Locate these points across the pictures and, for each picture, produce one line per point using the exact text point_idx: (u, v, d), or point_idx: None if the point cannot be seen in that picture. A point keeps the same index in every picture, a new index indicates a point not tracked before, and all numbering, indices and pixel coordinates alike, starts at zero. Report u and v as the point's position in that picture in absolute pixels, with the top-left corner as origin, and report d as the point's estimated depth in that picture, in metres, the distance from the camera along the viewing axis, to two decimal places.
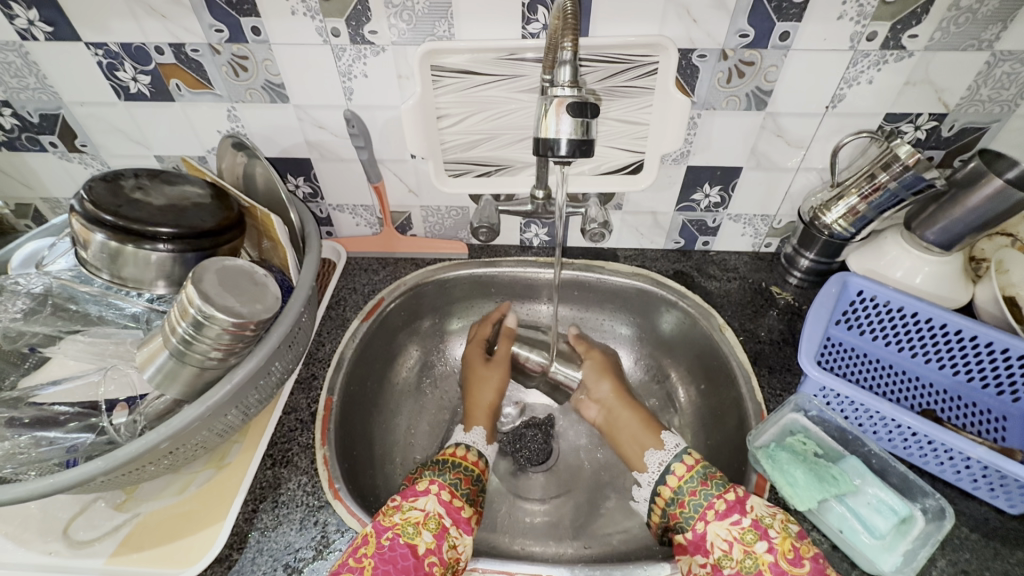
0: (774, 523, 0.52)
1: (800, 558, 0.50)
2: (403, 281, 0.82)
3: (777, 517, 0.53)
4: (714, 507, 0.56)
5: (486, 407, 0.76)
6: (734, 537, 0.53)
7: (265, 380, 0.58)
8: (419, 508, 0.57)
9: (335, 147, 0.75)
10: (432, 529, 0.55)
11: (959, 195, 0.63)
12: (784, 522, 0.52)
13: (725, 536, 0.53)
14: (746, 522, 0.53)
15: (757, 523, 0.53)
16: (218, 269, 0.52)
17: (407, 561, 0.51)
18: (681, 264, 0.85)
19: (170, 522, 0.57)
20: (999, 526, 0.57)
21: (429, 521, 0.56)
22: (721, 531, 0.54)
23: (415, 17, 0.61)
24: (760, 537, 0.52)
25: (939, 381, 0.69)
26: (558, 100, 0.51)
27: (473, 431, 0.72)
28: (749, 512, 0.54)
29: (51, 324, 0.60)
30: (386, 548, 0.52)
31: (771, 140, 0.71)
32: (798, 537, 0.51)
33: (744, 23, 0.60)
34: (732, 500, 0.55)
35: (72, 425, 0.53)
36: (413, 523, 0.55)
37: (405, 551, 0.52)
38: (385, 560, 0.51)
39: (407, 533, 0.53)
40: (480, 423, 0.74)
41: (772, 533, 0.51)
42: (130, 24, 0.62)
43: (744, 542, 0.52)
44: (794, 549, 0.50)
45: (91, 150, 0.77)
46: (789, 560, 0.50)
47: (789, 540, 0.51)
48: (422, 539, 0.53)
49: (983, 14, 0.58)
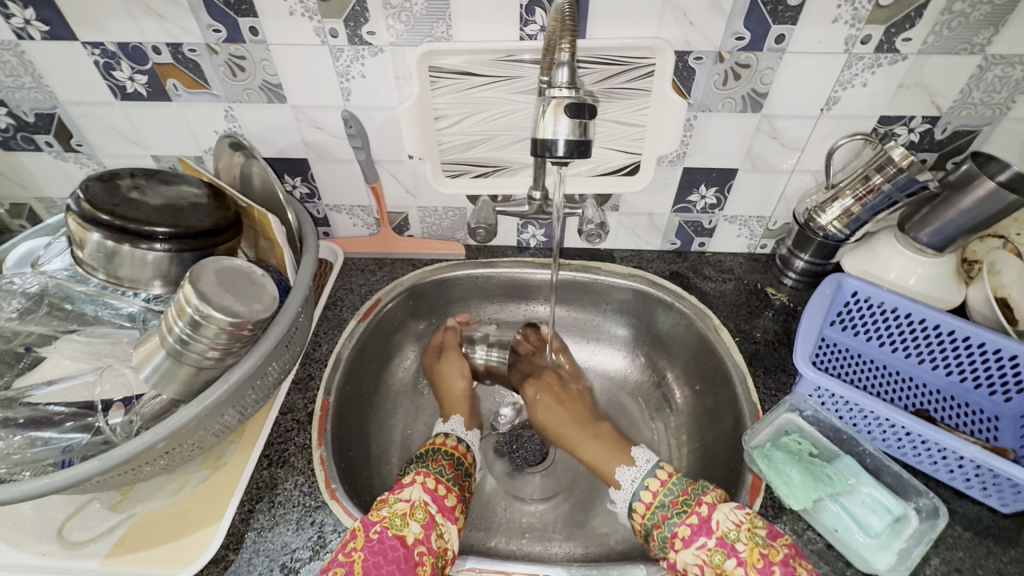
0: (739, 535, 0.52)
1: (769, 565, 0.50)
2: (400, 281, 0.82)
3: (742, 526, 0.53)
4: (680, 536, 0.56)
5: (462, 395, 0.78)
6: (703, 560, 0.53)
7: (262, 381, 0.58)
8: (405, 500, 0.57)
9: (332, 148, 0.75)
10: (420, 519, 0.55)
11: (951, 197, 0.64)
12: (750, 531, 0.52)
13: (694, 561, 0.54)
14: (711, 542, 0.53)
15: (723, 540, 0.53)
16: (216, 269, 0.51)
17: (396, 552, 0.51)
18: (677, 265, 0.85)
19: (166, 521, 0.56)
20: (992, 524, 0.57)
21: (416, 510, 0.56)
22: (689, 557, 0.54)
23: (413, 18, 0.61)
24: (728, 555, 0.52)
25: (933, 381, 0.69)
26: (555, 102, 0.51)
27: (452, 419, 0.73)
28: (715, 530, 0.54)
29: (46, 323, 0.60)
30: (375, 541, 0.52)
31: (766, 142, 0.71)
32: (764, 543, 0.51)
33: (740, 26, 0.60)
34: (694, 523, 0.56)
35: (68, 425, 0.52)
36: (400, 514, 0.55)
37: (394, 541, 0.52)
38: (374, 552, 0.51)
39: (395, 525, 0.54)
40: (459, 410, 0.75)
41: (739, 546, 0.52)
42: (127, 23, 0.62)
43: (713, 564, 0.52)
44: (761, 562, 0.50)
45: (87, 149, 0.77)
46: (759, 571, 0.50)
47: (756, 549, 0.51)
48: (410, 529, 0.54)
49: (975, 19, 0.59)
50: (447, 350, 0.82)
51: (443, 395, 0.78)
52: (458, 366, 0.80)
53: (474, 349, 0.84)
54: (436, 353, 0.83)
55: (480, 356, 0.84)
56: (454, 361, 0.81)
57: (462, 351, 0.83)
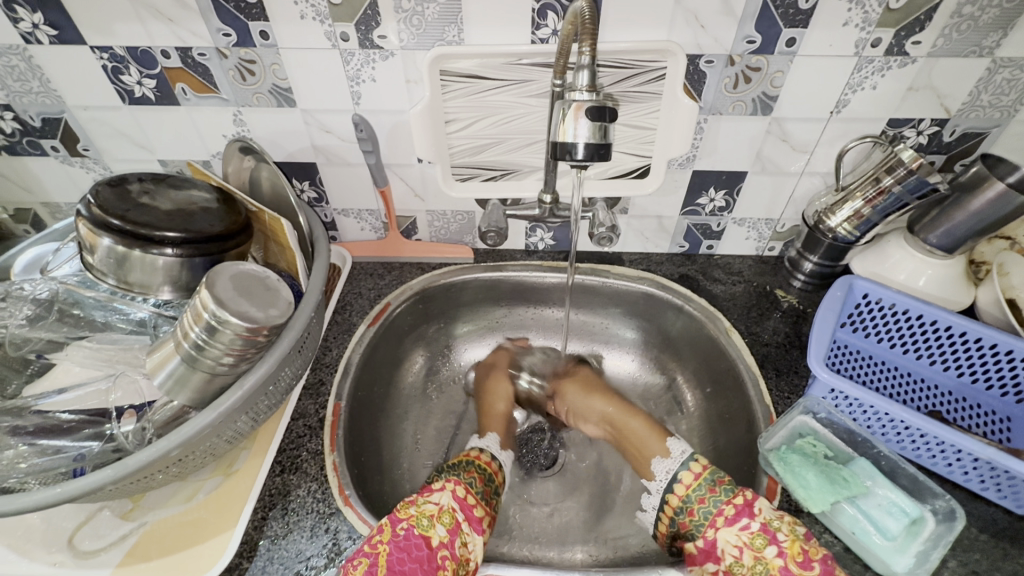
0: (781, 527, 0.52)
1: (810, 560, 0.49)
2: (409, 285, 0.81)
3: (784, 519, 0.53)
4: (723, 514, 0.55)
5: (502, 415, 0.76)
6: (744, 542, 0.53)
7: (275, 387, 0.57)
8: (433, 502, 0.56)
9: (342, 152, 0.75)
10: (446, 523, 0.54)
11: (962, 198, 0.64)
12: (791, 524, 0.52)
13: (735, 542, 0.53)
14: (755, 526, 0.53)
15: (766, 527, 0.52)
16: (232, 273, 0.51)
17: (420, 552, 0.51)
18: (686, 268, 0.85)
19: (178, 530, 0.56)
20: (1007, 526, 0.57)
21: (442, 515, 0.55)
22: (730, 537, 0.54)
23: (424, 22, 0.61)
24: (769, 542, 0.51)
25: (944, 383, 0.69)
26: (576, 104, 0.51)
27: (487, 436, 0.71)
28: (758, 515, 0.53)
29: (56, 330, 0.59)
30: (400, 538, 0.52)
31: (776, 144, 0.72)
32: (806, 540, 0.51)
33: (752, 29, 0.61)
34: (739, 504, 0.55)
35: (85, 432, 0.52)
36: (427, 515, 0.54)
37: (419, 541, 0.52)
38: (400, 548, 0.51)
39: (421, 525, 0.53)
40: (494, 429, 0.73)
41: (781, 536, 0.51)
42: (136, 27, 0.62)
43: (753, 547, 0.52)
44: (801, 554, 0.50)
45: (93, 154, 0.76)
46: (799, 564, 0.49)
47: (798, 543, 0.50)
48: (436, 532, 0.53)
49: (984, 22, 0.59)
50: (495, 370, 0.82)
51: (483, 411, 0.77)
52: (503, 387, 0.80)
53: (520, 374, 0.83)
54: (483, 374, 0.83)
55: (525, 382, 0.83)
56: (500, 382, 0.80)
57: (510, 372, 0.82)
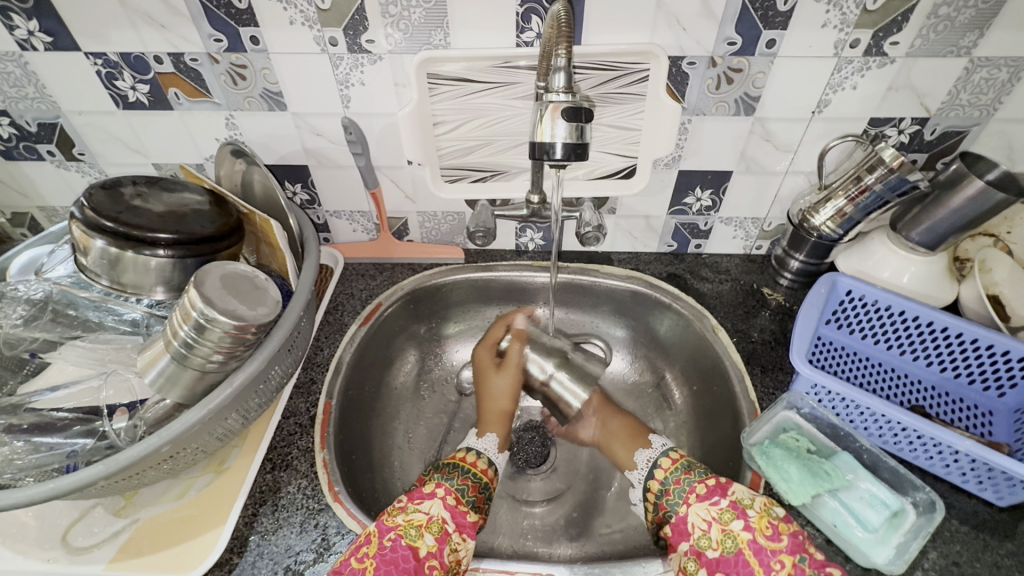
0: (752, 504, 0.54)
1: (777, 534, 0.51)
2: (400, 286, 0.83)
3: (757, 499, 0.55)
4: (696, 491, 0.58)
5: (502, 414, 0.75)
6: (713, 516, 0.55)
7: (265, 385, 0.58)
8: (423, 511, 0.57)
9: (332, 154, 0.76)
10: (434, 532, 0.55)
11: (942, 196, 0.65)
12: (764, 504, 0.54)
13: (704, 516, 0.55)
14: (725, 503, 0.55)
15: (735, 503, 0.55)
16: (221, 273, 0.52)
17: (407, 564, 0.51)
18: (674, 267, 0.86)
19: (169, 526, 0.57)
20: (988, 518, 0.58)
21: (432, 525, 0.55)
22: (701, 511, 0.56)
23: (411, 26, 0.63)
24: (738, 516, 0.54)
25: (927, 378, 0.70)
26: (553, 106, 0.52)
27: (486, 437, 0.70)
28: (729, 493, 0.56)
29: (51, 330, 0.60)
30: (387, 550, 0.52)
31: (760, 144, 0.73)
32: (776, 517, 0.53)
33: (731, 31, 0.62)
34: (711, 484, 0.58)
35: (75, 429, 0.53)
36: (415, 525, 0.55)
37: (406, 553, 0.52)
38: (386, 561, 0.51)
39: (409, 535, 0.54)
40: (494, 430, 0.72)
41: (750, 512, 0.54)
42: (129, 34, 0.63)
43: (721, 521, 0.54)
44: (769, 527, 0.52)
45: (89, 158, 0.78)
46: (767, 537, 0.51)
47: (766, 519, 0.53)
48: (424, 542, 0.54)
49: (960, 22, 0.60)
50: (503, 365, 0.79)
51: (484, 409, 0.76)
52: (503, 384, 0.77)
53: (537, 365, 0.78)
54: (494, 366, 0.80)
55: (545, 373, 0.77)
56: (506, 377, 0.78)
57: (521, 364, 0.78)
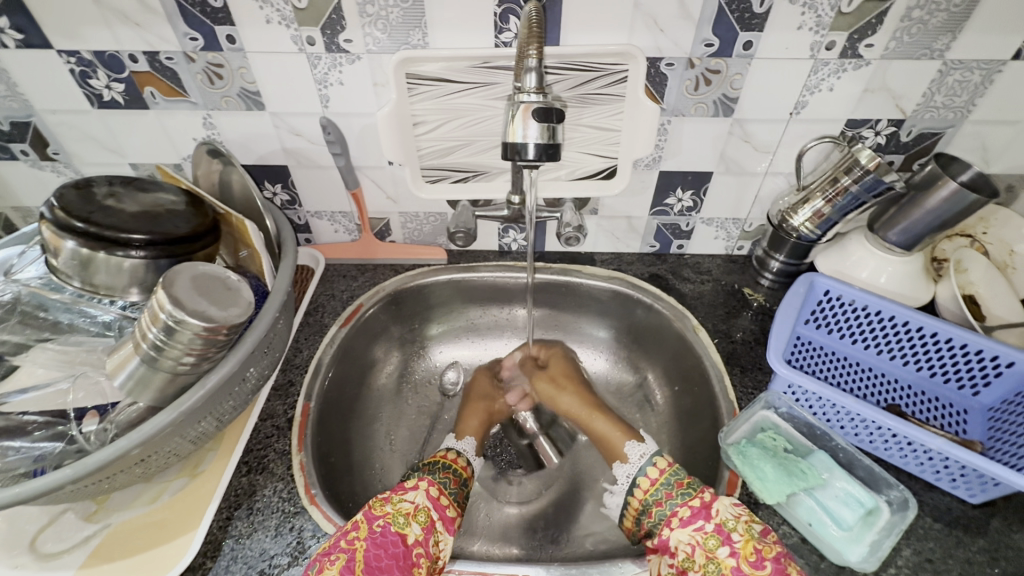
0: (736, 526, 0.53)
1: (762, 560, 0.50)
2: (382, 287, 0.82)
3: (741, 518, 0.53)
4: (678, 515, 0.57)
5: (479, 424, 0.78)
6: (697, 541, 0.54)
7: (240, 387, 0.58)
8: (408, 500, 0.57)
9: (312, 154, 0.75)
10: (422, 521, 0.55)
11: (917, 197, 0.65)
12: (748, 523, 0.53)
13: (688, 541, 0.55)
14: (709, 527, 0.54)
15: (720, 527, 0.53)
16: (191, 274, 0.52)
17: (396, 549, 0.51)
18: (656, 267, 0.86)
19: (141, 531, 0.56)
20: (961, 515, 0.58)
21: (418, 513, 0.56)
22: (683, 536, 0.55)
23: (389, 26, 0.62)
24: (722, 542, 0.53)
25: (904, 377, 0.71)
26: (524, 107, 0.52)
27: (465, 440, 0.73)
28: (714, 516, 0.55)
29: (20, 332, 0.59)
30: (377, 534, 0.52)
31: (739, 145, 0.73)
32: (760, 539, 0.52)
33: (709, 32, 0.62)
34: (696, 506, 0.57)
35: (39, 434, 0.52)
36: (404, 514, 0.55)
37: (395, 538, 0.52)
38: (376, 545, 0.51)
39: (397, 523, 0.54)
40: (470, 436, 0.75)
41: (735, 536, 0.52)
42: (103, 32, 0.63)
43: (706, 547, 0.53)
44: (754, 555, 0.51)
45: (63, 158, 0.77)
46: (751, 564, 0.50)
47: (751, 543, 0.51)
48: (411, 530, 0.54)
49: (933, 25, 0.61)
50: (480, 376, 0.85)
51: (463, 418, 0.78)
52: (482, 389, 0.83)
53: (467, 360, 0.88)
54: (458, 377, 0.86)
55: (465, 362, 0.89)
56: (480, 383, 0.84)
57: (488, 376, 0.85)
